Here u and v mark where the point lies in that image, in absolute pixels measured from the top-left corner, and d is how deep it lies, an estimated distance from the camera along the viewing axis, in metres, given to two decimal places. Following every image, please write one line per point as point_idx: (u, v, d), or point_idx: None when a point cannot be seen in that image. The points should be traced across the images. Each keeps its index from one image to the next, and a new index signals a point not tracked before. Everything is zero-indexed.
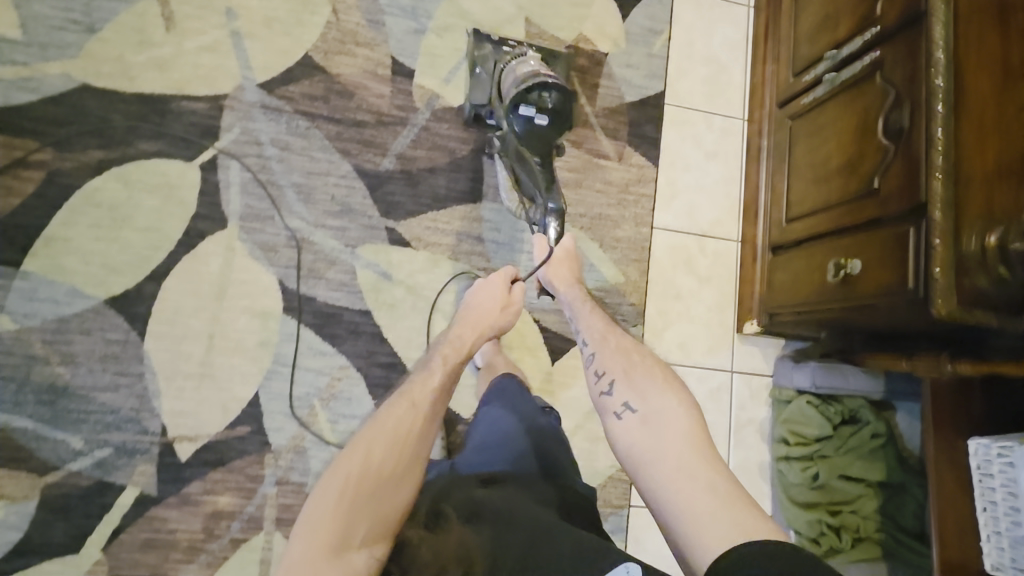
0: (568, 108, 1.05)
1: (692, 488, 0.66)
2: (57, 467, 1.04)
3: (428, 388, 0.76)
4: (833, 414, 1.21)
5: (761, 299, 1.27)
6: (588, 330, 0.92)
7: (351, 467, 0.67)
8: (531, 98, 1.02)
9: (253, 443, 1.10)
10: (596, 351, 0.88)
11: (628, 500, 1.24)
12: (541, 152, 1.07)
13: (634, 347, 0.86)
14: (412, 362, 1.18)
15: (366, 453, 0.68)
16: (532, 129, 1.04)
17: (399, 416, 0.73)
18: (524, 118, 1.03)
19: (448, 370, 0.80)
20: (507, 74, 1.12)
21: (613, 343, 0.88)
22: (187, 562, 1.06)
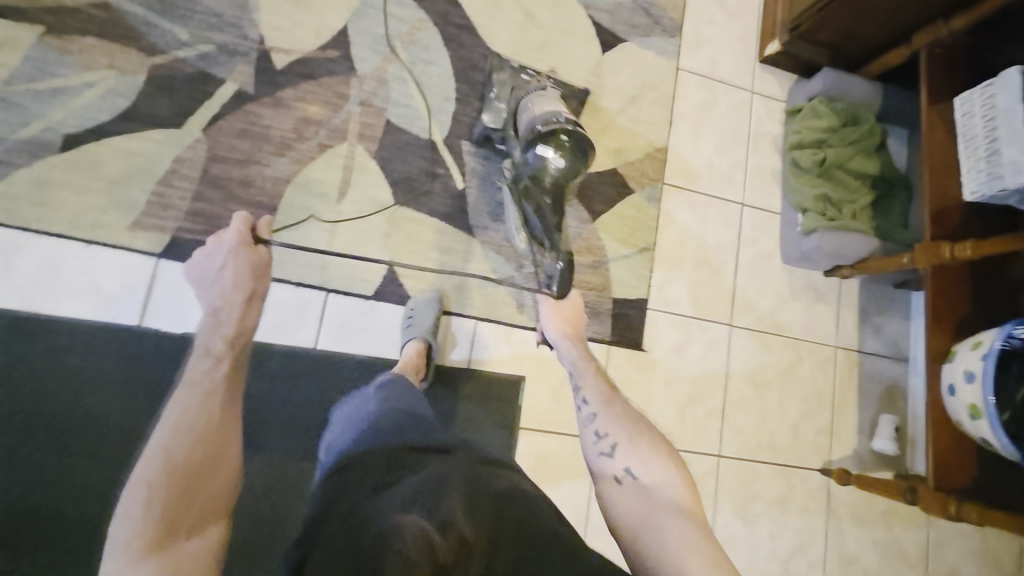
0: (580, 155, 1.05)
1: (689, 555, 0.68)
2: (164, 51, 1.12)
3: (217, 376, 0.75)
4: (841, 112, 1.41)
5: (782, 22, 1.46)
6: (589, 393, 0.93)
7: (154, 476, 0.64)
8: (549, 138, 1.03)
9: (340, 66, 1.21)
10: (598, 412, 0.88)
11: (662, 177, 1.40)
12: (556, 186, 1.06)
13: (641, 418, 0.87)
14: (482, 28, 1.32)
15: (168, 454, 0.66)
16: (547, 168, 1.04)
17: (192, 405, 0.71)
18: (536, 155, 1.04)
19: (234, 354, 0.79)
20: (526, 106, 1.13)
21: (618, 411, 0.88)
22: (279, 156, 1.16)
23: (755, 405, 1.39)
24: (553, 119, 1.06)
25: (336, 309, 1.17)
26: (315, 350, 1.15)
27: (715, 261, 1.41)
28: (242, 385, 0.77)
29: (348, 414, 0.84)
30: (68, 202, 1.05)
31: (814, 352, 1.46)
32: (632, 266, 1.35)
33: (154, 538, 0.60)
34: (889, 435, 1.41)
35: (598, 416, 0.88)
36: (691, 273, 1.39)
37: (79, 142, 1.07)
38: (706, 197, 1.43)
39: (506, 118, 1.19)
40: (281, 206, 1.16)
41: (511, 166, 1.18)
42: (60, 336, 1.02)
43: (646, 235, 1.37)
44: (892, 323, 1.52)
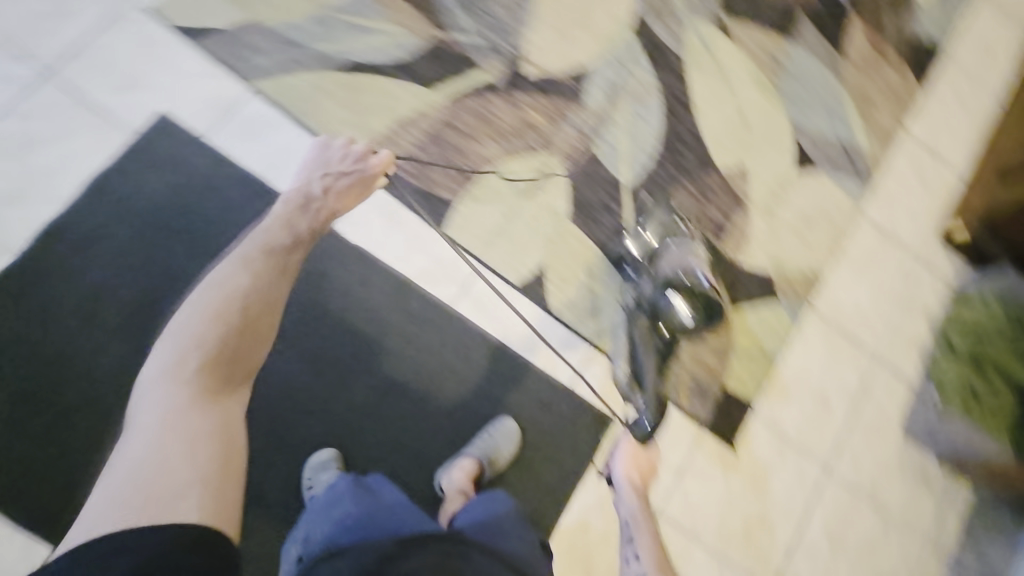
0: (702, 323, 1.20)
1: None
2: (447, 31, 1.35)
3: (259, 271, 0.85)
4: (1014, 311, 1.34)
5: (977, 210, 1.50)
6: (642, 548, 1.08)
7: (194, 357, 0.76)
8: (679, 286, 1.17)
9: (572, 94, 1.39)
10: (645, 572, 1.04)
11: (809, 300, 1.42)
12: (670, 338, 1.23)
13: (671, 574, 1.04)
14: (698, 110, 1.45)
15: (194, 340, 0.77)
16: (673, 317, 1.18)
17: (240, 282, 0.83)
18: (667, 301, 1.18)
19: (262, 247, 0.89)
20: (674, 251, 1.21)
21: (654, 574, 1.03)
22: (494, 142, 1.32)
23: (824, 561, 1.31)
24: (693, 274, 1.17)
25: (481, 284, 1.27)
26: (450, 309, 1.25)
27: (832, 401, 1.39)
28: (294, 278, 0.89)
29: (328, 507, 0.93)
30: (326, 109, 1.26)
31: (902, 537, 1.36)
32: (752, 367, 1.35)
33: (183, 421, 0.71)
34: None
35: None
36: (805, 401, 1.38)
37: (356, 70, 1.29)
38: (845, 338, 1.43)
39: (646, 253, 1.26)
40: (477, 181, 1.30)
41: (637, 300, 1.27)
42: (271, 207, 1.21)
43: (775, 345, 1.38)
44: (997, 548, 1.40)
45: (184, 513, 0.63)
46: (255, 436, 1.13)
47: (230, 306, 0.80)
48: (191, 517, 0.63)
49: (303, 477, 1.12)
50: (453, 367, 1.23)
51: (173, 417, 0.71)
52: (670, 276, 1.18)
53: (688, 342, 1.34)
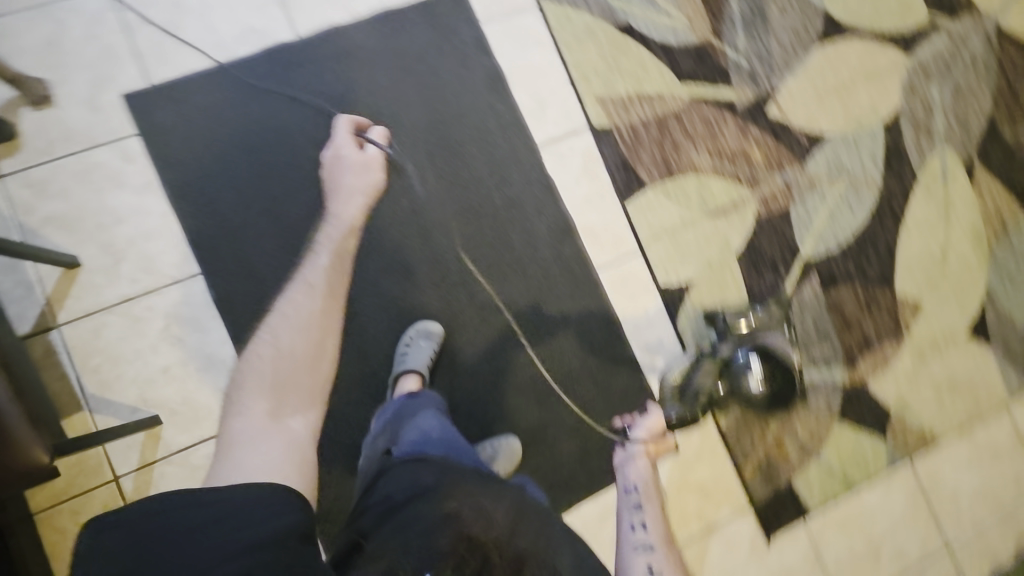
0: (761, 400, 1.22)
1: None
2: (719, 41, 1.40)
3: (329, 301, 0.87)
4: None
5: None
6: (652, 525, 1.05)
7: (278, 342, 0.80)
8: (769, 365, 1.19)
9: (798, 152, 1.39)
10: (655, 547, 1.00)
11: (912, 455, 1.37)
12: (731, 391, 1.22)
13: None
14: (906, 229, 1.41)
15: (277, 343, 0.81)
16: (741, 369, 1.18)
17: (299, 301, 0.85)
18: (746, 364, 1.19)
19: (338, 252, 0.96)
20: (775, 339, 1.22)
21: (677, 562, 0.97)
22: (707, 157, 1.36)
23: None
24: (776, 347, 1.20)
25: (630, 269, 1.32)
26: (593, 274, 1.30)
27: (883, 558, 1.33)
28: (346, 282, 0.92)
29: (401, 411, 1.01)
30: (585, 53, 1.35)
31: None
32: (825, 482, 1.32)
33: (287, 325, 0.83)
34: None
35: (656, 551, 0.99)
36: (858, 543, 1.33)
37: (626, 36, 1.36)
38: (926, 509, 1.37)
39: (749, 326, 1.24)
40: (675, 181, 1.35)
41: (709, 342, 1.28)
42: (499, 108, 1.31)
43: (856, 475, 1.33)
44: None
45: (260, 451, 0.71)
46: (389, 283, 1.23)
47: (335, 257, 0.94)
48: (238, 439, 0.71)
49: (402, 337, 1.22)
50: (574, 321, 1.29)
51: (275, 334, 0.81)
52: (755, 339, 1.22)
53: (780, 424, 1.31)
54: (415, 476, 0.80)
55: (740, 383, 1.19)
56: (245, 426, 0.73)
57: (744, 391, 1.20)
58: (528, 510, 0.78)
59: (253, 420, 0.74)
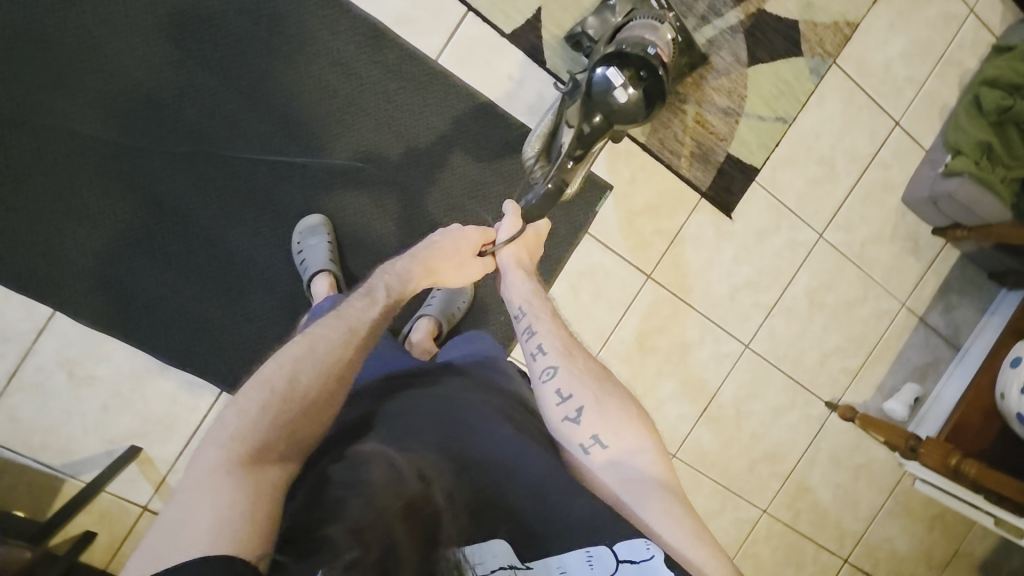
0: (643, 108, 0.96)
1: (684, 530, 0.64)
2: None
3: (368, 320, 0.72)
4: None
5: None
6: (547, 338, 0.80)
7: (275, 390, 0.62)
8: (627, 66, 0.95)
9: None
10: (559, 364, 0.77)
11: (836, 56, 1.27)
12: (603, 121, 0.96)
13: (606, 373, 0.77)
14: None
15: (293, 372, 0.64)
16: (606, 92, 0.94)
17: (331, 337, 0.69)
18: (604, 76, 0.95)
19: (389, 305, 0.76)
20: (634, 27, 1.03)
21: (580, 363, 0.77)
22: None
23: (801, 319, 1.38)
24: (642, 47, 0.97)
25: (469, 33, 1.10)
26: (435, 63, 1.10)
27: (839, 168, 1.33)
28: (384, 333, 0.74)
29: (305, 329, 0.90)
30: None
31: (880, 298, 1.42)
32: (761, 132, 1.26)
33: (306, 341, 0.67)
34: (905, 400, 1.41)
35: (558, 369, 0.76)
36: (812, 168, 1.31)
37: None
38: (866, 99, 1.31)
39: (608, 28, 1.08)
40: None
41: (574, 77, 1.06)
42: None
43: (788, 109, 1.26)
44: (965, 310, 1.48)
45: (190, 515, 0.49)
46: (238, 205, 1.06)
47: (388, 306, 0.76)
48: (181, 501, 0.51)
49: (292, 240, 1.08)
50: (447, 129, 1.12)
51: (290, 363, 0.65)
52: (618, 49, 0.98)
53: (697, 103, 1.22)
54: None
55: (604, 102, 0.95)
56: (197, 468, 0.54)
57: (612, 109, 0.95)
58: (453, 429, 0.66)
59: (208, 463, 0.55)
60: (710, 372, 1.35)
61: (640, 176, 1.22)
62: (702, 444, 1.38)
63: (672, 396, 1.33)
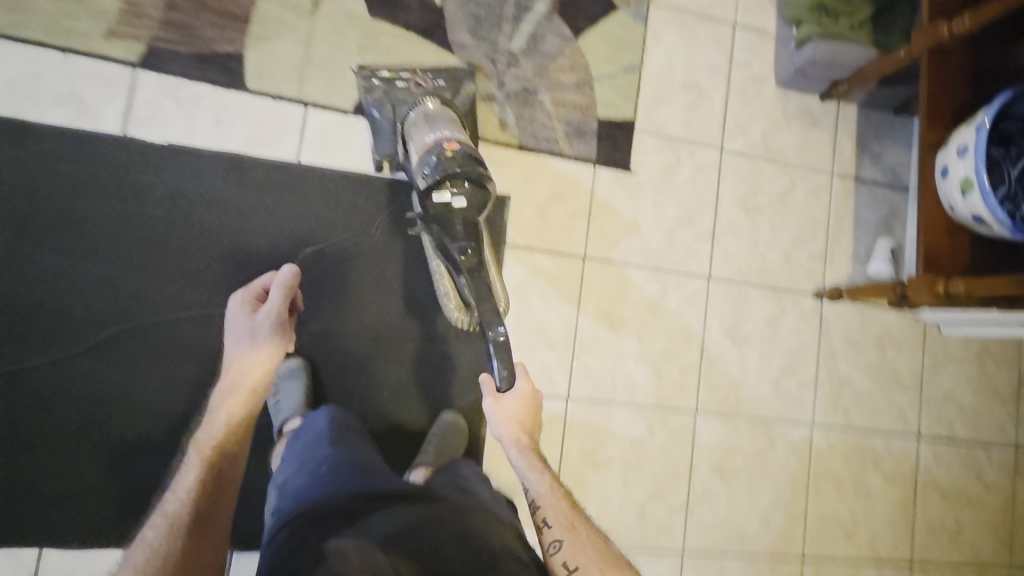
0: (482, 188, 0.95)
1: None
2: None
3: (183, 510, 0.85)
4: None
5: None
6: (550, 508, 0.92)
7: None
8: (443, 183, 0.93)
9: None
10: (562, 537, 0.87)
11: None
12: (465, 226, 0.97)
13: (606, 545, 0.87)
14: None
15: None
16: (451, 213, 0.95)
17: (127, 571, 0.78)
18: (437, 205, 0.94)
19: (203, 467, 0.91)
20: (414, 135, 1.02)
21: (582, 535, 0.88)
22: None
23: (747, 230, 1.37)
24: (439, 151, 0.95)
25: (317, 125, 1.15)
26: (300, 164, 1.14)
27: (705, 84, 1.36)
28: (214, 504, 0.88)
29: (302, 454, 0.95)
30: (40, 8, 1.04)
31: (809, 178, 1.42)
32: (618, 87, 1.30)
33: None
34: (885, 257, 1.38)
35: (563, 543, 0.86)
36: (681, 96, 1.35)
37: None
38: (696, 17, 1.37)
39: (397, 142, 1.10)
40: (255, 19, 1.13)
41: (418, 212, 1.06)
42: (44, 141, 1.03)
43: (632, 57, 1.32)
44: (892, 152, 1.47)
45: None
46: (178, 369, 1.07)
47: (208, 470, 0.90)
48: None
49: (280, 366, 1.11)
50: (337, 214, 1.16)
51: None
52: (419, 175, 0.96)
53: (549, 90, 1.27)
54: (294, 533, 0.78)
55: (455, 221, 0.96)
56: None
57: (465, 220, 0.95)
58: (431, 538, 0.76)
59: None
60: (689, 318, 1.33)
61: (530, 172, 1.25)
62: (719, 387, 1.33)
63: (664, 355, 1.31)
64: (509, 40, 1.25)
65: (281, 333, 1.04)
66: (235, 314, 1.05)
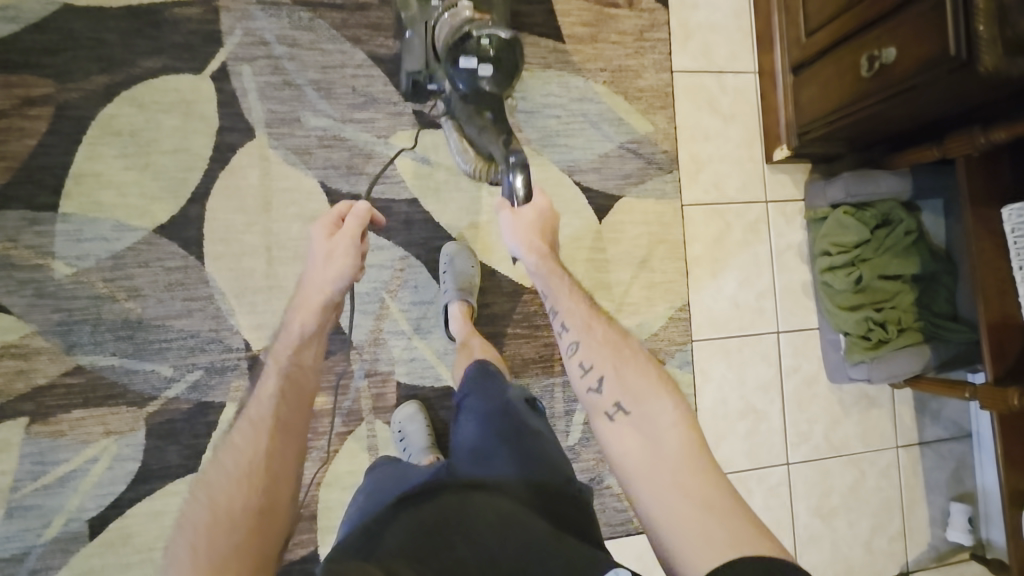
0: (511, 54, 0.90)
1: (685, 505, 0.66)
2: (155, 396, 1.05)
3: (262, 440, 0.72)
4: (870, 219, 1.28)
5: (789, 123, 1.29)
6: (569, 313, 0.86)
7: (200, 514, 0.65)
8: (469, 47, 0.89)
9: (334, 343, 1.13)
10: (579, 339, 0.83)
11: (690, 336, 1.31)
12: (494, 92, 0.92)
13: (624, 339, 0.83)
14: (468, 242, 1.19)
15: (210, 497, 0.67)
16: (476, 82, 0.90)
17: (241, 443, 0.72)
18: (464, 71, 0.90)
19: (283, 374, 0.79)
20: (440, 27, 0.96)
21: (598, 334, 0.83)
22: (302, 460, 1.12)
23: (825, 535, 1.38)
24: (467, 22, 0.91)
25: None
26: None
27: (761, 406, 1.35)
28: (298, 423, 0.76)
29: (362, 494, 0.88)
30: None
31: (876, 461, 1.42)
32: None
33: (232, 448, 0.71)
34: (963, 528, 1.40)
35: (580, 343, 0.82)
36: (739, 425, 1.34)
37: (106, 522, 1.03)
38: (740, 340, 1.34)
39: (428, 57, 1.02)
40: (319, 511, 1.12)
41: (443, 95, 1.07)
42: None
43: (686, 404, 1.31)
44: (951, 404, 1.46)
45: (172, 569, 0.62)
46: None
47: (285, 379, 0.79)
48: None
49: None
50: None
51: (204, 491, 0.67)
52: (448, 42, 0.92)
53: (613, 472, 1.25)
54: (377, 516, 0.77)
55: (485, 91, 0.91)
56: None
57: (497, 87, 0.91)
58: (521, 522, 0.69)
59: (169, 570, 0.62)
60: None
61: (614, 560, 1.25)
62: None
63: None
64: (566, 435, 1.24)
65: (353, 258, 0.88)
66: (313, 244, 0.91)
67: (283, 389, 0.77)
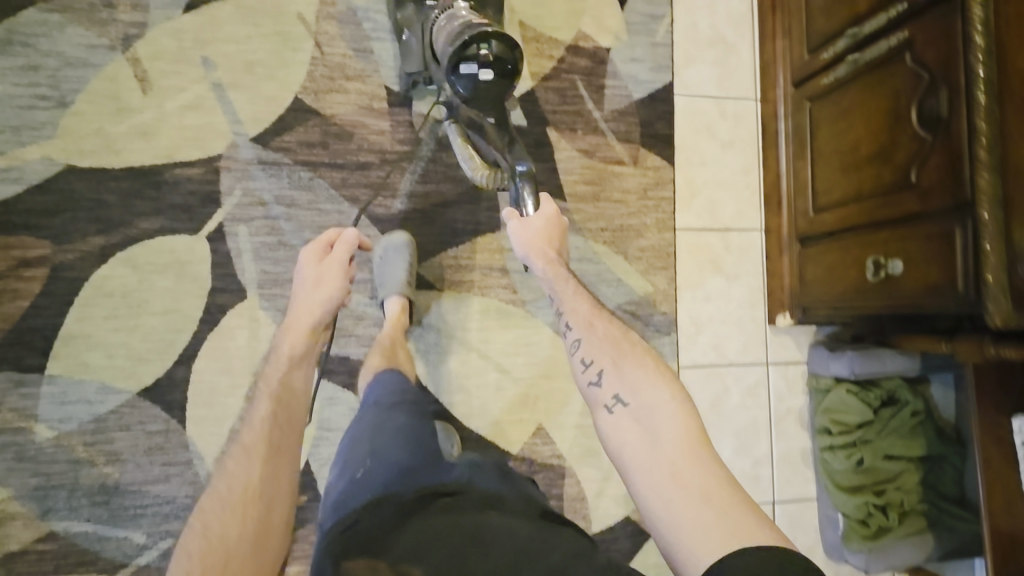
0: (512, 55, 0.84)
1: (682, 496, 0.62)
2: (126, 563, 1.04)
3: (253, 466, 0.68)
4: (874, 399, 1.23)
5: (793, 293, 1.27)
6: (572, 313, 0.81)
7: (196, 545, 0.63)
8: (469, 53, 0.82)
9: (312, 510, 1.12)
10: (580, 336, 0.78)
11: None
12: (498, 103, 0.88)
13: (624, 334, 0.78)
14: (455, 405, 1.18)
15: (205, 525, 0.64)
16: (477, 90, 0.85)
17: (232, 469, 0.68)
18: (466, 78, 0.84)
19: (274, 394, 0.75)
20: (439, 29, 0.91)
21: (600, 331, 0.78)
22: None
23: None
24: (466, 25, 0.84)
25: None
26: None
27: None
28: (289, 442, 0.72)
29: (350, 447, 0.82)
30: None
31: None
32: None
33: (225, 477, 0.68)
34: None
35: (581, 340, 0.77)
36: None
37: None
38: None
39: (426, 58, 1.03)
40: None
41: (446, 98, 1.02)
42: None
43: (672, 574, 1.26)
44: None
45: None
46: None
47: (275, 402, 0.74)
48: None
49: None
50: None
51: (199, 520, 0.65)
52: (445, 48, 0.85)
53: None
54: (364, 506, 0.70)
55: (488, 97, 0.86)
56: None
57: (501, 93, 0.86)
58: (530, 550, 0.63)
59: None
60: None
61: None
62: None
63: None
64: None
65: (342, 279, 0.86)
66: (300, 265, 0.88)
67: (273, 410, 0.73)
